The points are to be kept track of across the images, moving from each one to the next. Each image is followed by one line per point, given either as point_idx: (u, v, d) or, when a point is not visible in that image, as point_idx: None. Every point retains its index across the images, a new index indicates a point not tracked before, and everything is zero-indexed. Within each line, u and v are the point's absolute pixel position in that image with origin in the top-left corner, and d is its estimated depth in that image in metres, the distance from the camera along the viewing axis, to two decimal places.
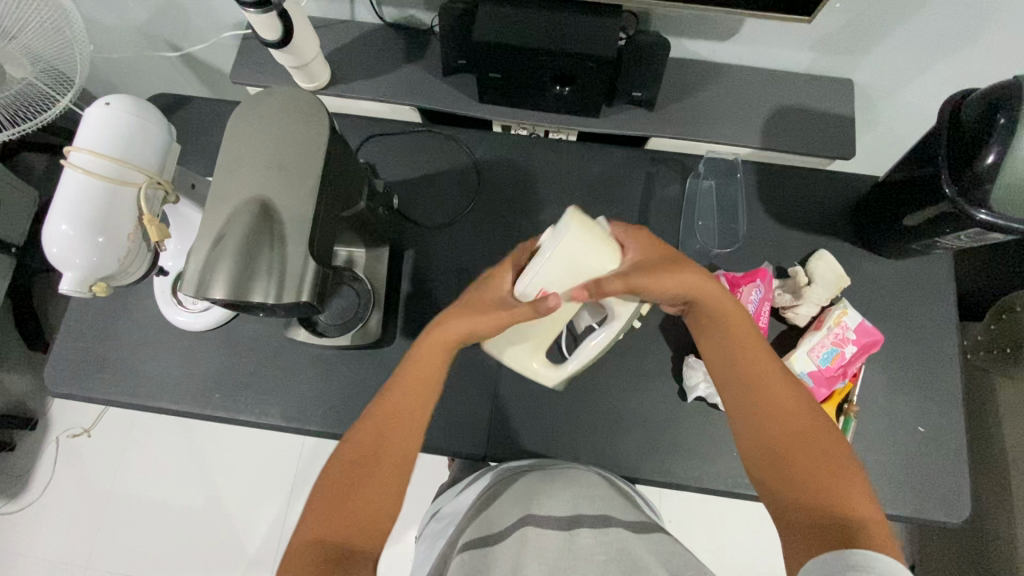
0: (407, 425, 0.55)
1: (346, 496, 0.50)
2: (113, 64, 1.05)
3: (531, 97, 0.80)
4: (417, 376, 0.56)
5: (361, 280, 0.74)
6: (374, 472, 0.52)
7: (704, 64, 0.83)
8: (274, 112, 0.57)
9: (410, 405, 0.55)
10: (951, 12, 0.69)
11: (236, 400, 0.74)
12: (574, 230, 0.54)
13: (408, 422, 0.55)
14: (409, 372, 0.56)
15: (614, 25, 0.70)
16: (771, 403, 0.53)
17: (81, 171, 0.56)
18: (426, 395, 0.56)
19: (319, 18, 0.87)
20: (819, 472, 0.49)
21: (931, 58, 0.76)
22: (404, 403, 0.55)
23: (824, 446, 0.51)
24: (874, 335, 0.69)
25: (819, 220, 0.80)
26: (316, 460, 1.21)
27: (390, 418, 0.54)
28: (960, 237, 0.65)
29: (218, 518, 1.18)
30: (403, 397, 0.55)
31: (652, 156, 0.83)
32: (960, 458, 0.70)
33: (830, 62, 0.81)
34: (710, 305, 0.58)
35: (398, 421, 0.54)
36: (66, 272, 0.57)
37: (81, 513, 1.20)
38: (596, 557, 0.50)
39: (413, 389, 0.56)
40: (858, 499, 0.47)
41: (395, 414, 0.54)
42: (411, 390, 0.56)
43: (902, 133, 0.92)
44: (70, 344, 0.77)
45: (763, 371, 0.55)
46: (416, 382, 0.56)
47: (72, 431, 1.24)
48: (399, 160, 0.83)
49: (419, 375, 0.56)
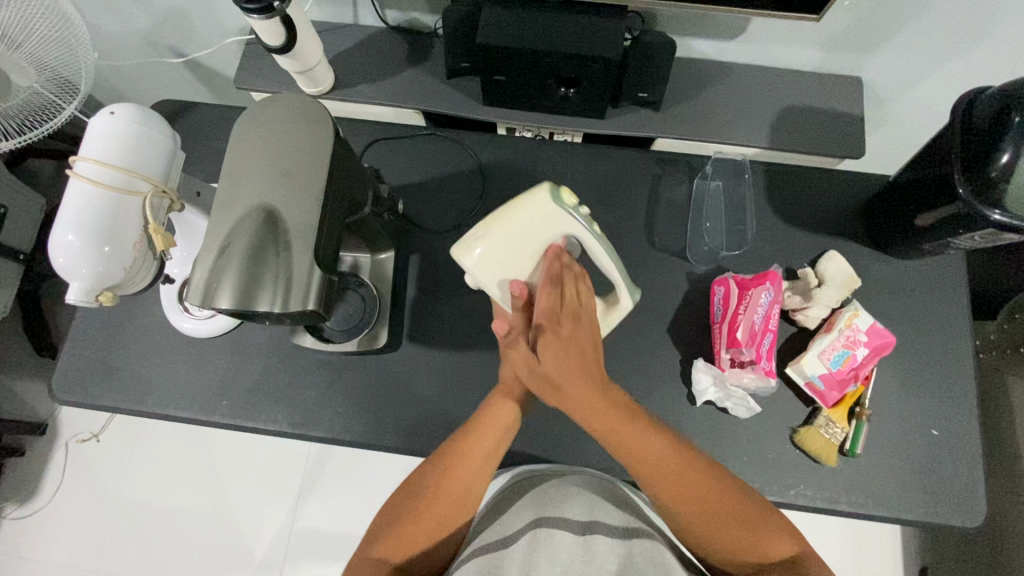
0: (477, 468, 0.59)
1: (416, 524, 0.56)
2: (118, 70, 1.05)
3: (537, 100, 0.80)
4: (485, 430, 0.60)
5: (368, 286, 0.74)
6: (437, 500, 0.57)
7: (711, 64, 0.83)
8: (277, 117, 0.56)
9: (482, 450, 0.59)
10: (962, 9, 0.68)
11: (243, 407, 0.73)
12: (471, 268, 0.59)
13: (476, 466, 0.59)
14: (483, 418, 0.61)
15: (620, 26, 0.69)
16: (661, 473, 0.54)
17: (87, 181, 0.55)
18: (499, 443, 0.60)
19: (323, 22, 0.86)
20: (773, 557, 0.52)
21: (941, 56, 0.75)
22: (477, 449, 0.59)
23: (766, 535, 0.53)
24: (886, 337, 0.69)
25: (829, 220, 0.79)
26: (324, 465, 1.21)
27: (456, 457, 0.59)
28: (974, 239, 0.64)
29: (227, 522, 1.18)
30: (475, 443, 0.60)
31: (659, 157, 0.82)
32: (975, 461, 0.69)
33: (839, 60, 0.80)
34: (566, 375, 0.56)
35: (468, 464, 0.58)
36: (73, 282, 0.57)
37: (91, 517, 1.20)
38: (611, 565, 0.50)
39: (483, 437, 0.60)
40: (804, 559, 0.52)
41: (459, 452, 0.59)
42: (484, 435, 0.60)
43: (912, 131, 0.91)
44: (77, 352, 0.77)
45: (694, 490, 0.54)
46: (488, 428, 0.60)
47: (82, 436, 1.25)
48: (404, 164, 0.83)
49: (494, 419, 0.61)
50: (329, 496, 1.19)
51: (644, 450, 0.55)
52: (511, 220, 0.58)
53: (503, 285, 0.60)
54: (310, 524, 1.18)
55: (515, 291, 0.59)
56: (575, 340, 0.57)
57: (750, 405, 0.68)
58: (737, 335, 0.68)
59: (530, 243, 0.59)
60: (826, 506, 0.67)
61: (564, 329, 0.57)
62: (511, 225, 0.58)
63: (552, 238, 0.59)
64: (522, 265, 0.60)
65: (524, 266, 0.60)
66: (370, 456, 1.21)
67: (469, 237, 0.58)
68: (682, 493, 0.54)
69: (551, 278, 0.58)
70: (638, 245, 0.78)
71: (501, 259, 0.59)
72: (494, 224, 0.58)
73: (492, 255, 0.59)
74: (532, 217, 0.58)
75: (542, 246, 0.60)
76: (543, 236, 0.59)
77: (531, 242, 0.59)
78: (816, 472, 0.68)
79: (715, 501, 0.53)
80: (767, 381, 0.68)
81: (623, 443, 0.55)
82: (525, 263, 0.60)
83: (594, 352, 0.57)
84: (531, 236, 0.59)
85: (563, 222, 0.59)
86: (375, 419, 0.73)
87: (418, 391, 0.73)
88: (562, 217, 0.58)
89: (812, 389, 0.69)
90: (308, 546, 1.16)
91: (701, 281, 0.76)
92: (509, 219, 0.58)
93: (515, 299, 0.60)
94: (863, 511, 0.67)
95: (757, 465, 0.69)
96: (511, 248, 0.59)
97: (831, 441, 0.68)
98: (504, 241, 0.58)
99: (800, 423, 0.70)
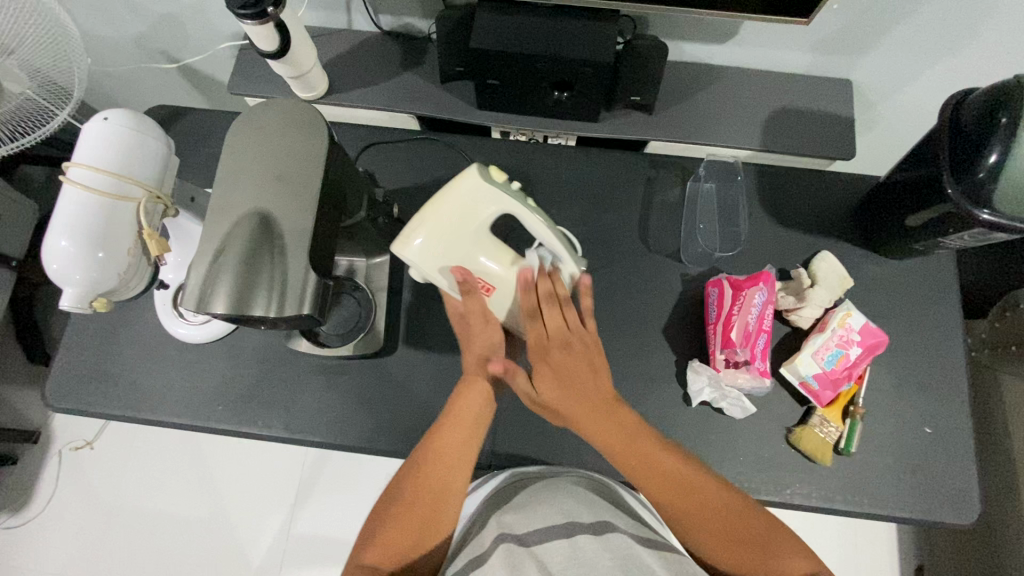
0: (453, 464, 0.59)
1: (398, 524, 0.56)
2: (111, 76, 1.05)
3: (531, 104, 0.80)
4: (456, 427, 0.60)
5: (362, 290, 0.74)
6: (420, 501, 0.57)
7: (703, 67, 0.83)
8: (272, 124, 0.56)
9: (453, 450, 0.59)
10: (949, 12, 0.69)
11: (238, 412, 0.73)
12: (416, 255, 0.59)
13: (452, 468, 0.59)
14: (450, 420, 0.61)
15: (612, 30, 0.70)
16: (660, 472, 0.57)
17: (81, 187, 0.55)
18: (469, 438, 0.60)
19: (317, 27, 0.87)
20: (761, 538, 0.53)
21: (929, 58, 0.76)
22: (446, 451, 0.59)
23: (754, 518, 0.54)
24: (879, 336, 0.69)
25: (821, 221, 0.79)
26: (320, 470, 1.20)
27: (433, 458, 0.59)
28: (963, 238, 0.64)
29: (222, 529, 1.18)
30: (446, 440, 0.60)
31: (653, 160, 0.83)
32: (969, 459, 0.69)
33: (829, 63, 0.81)
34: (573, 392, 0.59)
35: (443, 462, 0.59)
36: (66, 288, 0.57)
37: (85, 526, 1.19)
38: (603, 561, 0.49)
39: (452, 438, 0.60)
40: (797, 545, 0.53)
41: (436, 454, 0.59)
42: (454, 434, 0.60)
43: (901, 132, 0.92)
44: (70, 359, 0.76)
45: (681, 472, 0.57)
46: (457, 424, 0.61)
47: (76, 443, 1.24)
48: (399, 168, 0.83)
49: (461, 415, 0.61)
50: (325, 502, 1.19)
51: (644, 456, 0.57)
52: (450, 204, 0.59)
53: (447, 272, 0.61)
54: (307, 530, 1.17)
55: (461, 277, 0.60)
56: (571, 370, 0.60)
57: (745, 405, 0.69)
58: (732, 336, 0.69)
59: (470, 223, 0.60)
60: (822, 505, 0.68)
61: (555, 358, 0.60)
62: (449, 208, 0.59)
63: (491, 216, 0.60)
64: (463, 249, 0.61)
65: (469, 248, 0.61)
66: (366, 462, 1.21)
67: (408, 229, 0.59)
68: (690, 499, 0.55)
69: (531, 311, 0.62)
70: (632, 247, 0.79)
71: (442, 239, 0.59)
72: (435, 209, 0.59)
73: (435, 240, 0.59)
74: (469, 195, 0.59)
75: (483, 227, 0.61)
76: (483, 217, 0.60)
77: (470, 225, 0.60)
78: (811, 470, 0.69)
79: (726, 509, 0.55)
80: (761, 381, 0.69)
81: (632, 451, 0.58)
82: (469, 244, 0.61)
83: (594, 377, 0.60)
84: (468, 216, 0.60)
85: (500, 200, 0.60)
86: (370, 423, 0.72)
87: (414, 395, 0.73)
88: (495, 192, 0.60)
89: (806, 389, 0.69)
90: (304, 552, 1.16)
91: (695, 282, 0.76)
92: (445, 202, 0.59)
93: (463, 284, 0.61)
94: (859, 509, 0.68)
95: (753, 465, 0.69)
96: (449, 229, 0.59)
97: (827, 440, 0.68)
98: (443, 225, 0.59)
99: (794, 422, 0.70)
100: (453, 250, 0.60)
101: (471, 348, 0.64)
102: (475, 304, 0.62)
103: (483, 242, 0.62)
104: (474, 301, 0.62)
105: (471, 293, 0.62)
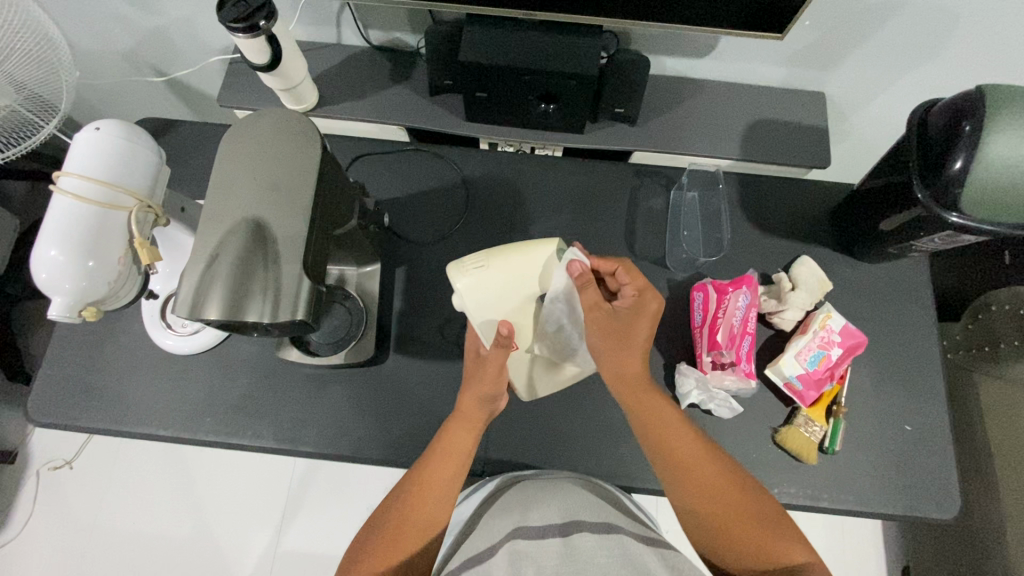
0: (438, 496, 0.58)
1: (381, 549, 0.55)
2: (97, 90, 1.06)
3: (518, 115, 0.82)
4: (445, 461, 0.60)
5: (354, 298, 0.74)
6: (403, 530, 0.56)
7: (685, 81, 0.86)
8: (265, 133, 0.57)
9: (441, 480, 0.59)
10: (913, 28, 0.73)
11: (229, 423, 0.73)
12: (468, 281, 0.61)
13: (441, 496, 0.58)
14: (437, 454, 0.61)
15: (594, 44, 0.72)
16: (703, 481, 0.57)
17: (71, 197, 0.55)
18: (456, 472, 0.60)
19: (306, 42, 0.88)
20: (748, 523, 0.54)
21: (898, 71, 0.80)
22: (433, 484, 0.59)
23: (731, 496, 0.56)
24: (859, 337, 0.72)
25: (799, 226, 0.82)
26: (309, 483, 1.19)
27: (417, 492, 0.58)
28: (935, 241, 0.67)
29: (208, 547, 1.15)
30: (433, 474, 0.59)
31: (638, 170, 0.85)
32: (947, 454, 0.72)
33: (803, 76, 0.84)
34: (632, 360, 0.63)
35: (433, 491, 0.58)
36: (55, 298, 0.56)
37: (64, 549, 1.16)
38: (599, 560, 0.49)
39: (441, 469, 0.60)
40: (789, 529, 0.54)
41: (421, 488, 0.59)
42: (442, 467, 0.60)
43: (873, 142, 0.96)
44: (55, 372, 0.75)
45: (672, 433, 0.60)
46: (445, 458, 0.60)
47: (54, 463, 1.21)
48: (388, 179, 0.84)
49: (451, 449, 0.61)
50: (314, 515, 1.17)
51: (692, 466, 0.58)
52: (506, 257, 0.62)
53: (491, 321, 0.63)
54: (295, 546, 1.15)
55: (502, 332, 0.60)
56: (635, 340, 0.63)
57: (733, 405, 0.70)
58: (717, 338, 0.71)
59: (517, 287, 0.63)
60: (808, 503, 0.69)
61: (627, 324, 0.62)
62: (509, 261, 0.62)
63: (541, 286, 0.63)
64: (507, 300, 0.63)
65: (511, 309, 0.64)
66: (356, 473, 1.20)
67: (464, 262, 0.61)
68: (677, 461, 0.59)
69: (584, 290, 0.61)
70: (619, 254, 0.80)
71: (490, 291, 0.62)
72: (492, 263, 0.61)
73: (485, 287, 0.62)
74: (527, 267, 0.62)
75: (529, 296, 0.64)
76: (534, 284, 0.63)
77: (517, 291, 0.63)
78: (797, 470, 0.70)
79: (708, 477, 0.57)
80: (747, 381, 0.71)
81: (651, 420, 0.61)
82: (511, 304, 0.64)
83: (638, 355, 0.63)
84: (523, 278, 0.62)
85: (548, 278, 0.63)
86: (361, 434, 0.72)
87: (406, 402, 0.74)
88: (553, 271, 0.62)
89: (790, 389, 0.71)
90: (293, 568, 1.14)
91: (680, 287, 0.78)
92: (504, 264, 0.61)
93: (502, 338, 0.61)
94: (844, 506, 0.69)
95: (742, 465, 0.70)
96: (497, 287, 0.62)
97: (813, 439, 0.70)
98: (493, 282, 0.61)
99: (779, 423, 0.72)
100: (497, 298, 0.63)
101: (474, 390, 0.64)
102: (500, 356, 0.62)
103: (525, 310, 0.64)
104: (502, 355, 0.63)
105: (503, 347, 0.62)
